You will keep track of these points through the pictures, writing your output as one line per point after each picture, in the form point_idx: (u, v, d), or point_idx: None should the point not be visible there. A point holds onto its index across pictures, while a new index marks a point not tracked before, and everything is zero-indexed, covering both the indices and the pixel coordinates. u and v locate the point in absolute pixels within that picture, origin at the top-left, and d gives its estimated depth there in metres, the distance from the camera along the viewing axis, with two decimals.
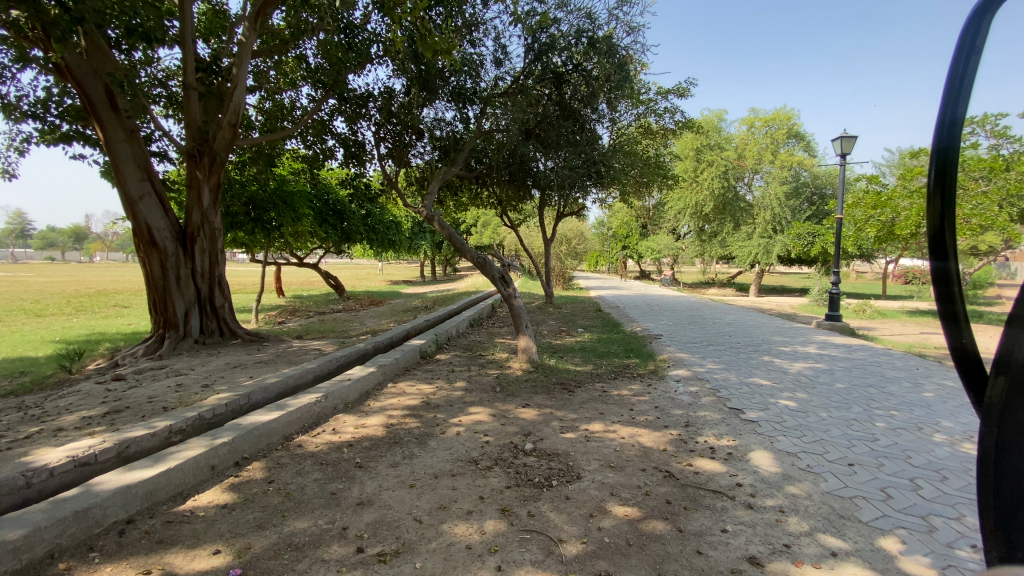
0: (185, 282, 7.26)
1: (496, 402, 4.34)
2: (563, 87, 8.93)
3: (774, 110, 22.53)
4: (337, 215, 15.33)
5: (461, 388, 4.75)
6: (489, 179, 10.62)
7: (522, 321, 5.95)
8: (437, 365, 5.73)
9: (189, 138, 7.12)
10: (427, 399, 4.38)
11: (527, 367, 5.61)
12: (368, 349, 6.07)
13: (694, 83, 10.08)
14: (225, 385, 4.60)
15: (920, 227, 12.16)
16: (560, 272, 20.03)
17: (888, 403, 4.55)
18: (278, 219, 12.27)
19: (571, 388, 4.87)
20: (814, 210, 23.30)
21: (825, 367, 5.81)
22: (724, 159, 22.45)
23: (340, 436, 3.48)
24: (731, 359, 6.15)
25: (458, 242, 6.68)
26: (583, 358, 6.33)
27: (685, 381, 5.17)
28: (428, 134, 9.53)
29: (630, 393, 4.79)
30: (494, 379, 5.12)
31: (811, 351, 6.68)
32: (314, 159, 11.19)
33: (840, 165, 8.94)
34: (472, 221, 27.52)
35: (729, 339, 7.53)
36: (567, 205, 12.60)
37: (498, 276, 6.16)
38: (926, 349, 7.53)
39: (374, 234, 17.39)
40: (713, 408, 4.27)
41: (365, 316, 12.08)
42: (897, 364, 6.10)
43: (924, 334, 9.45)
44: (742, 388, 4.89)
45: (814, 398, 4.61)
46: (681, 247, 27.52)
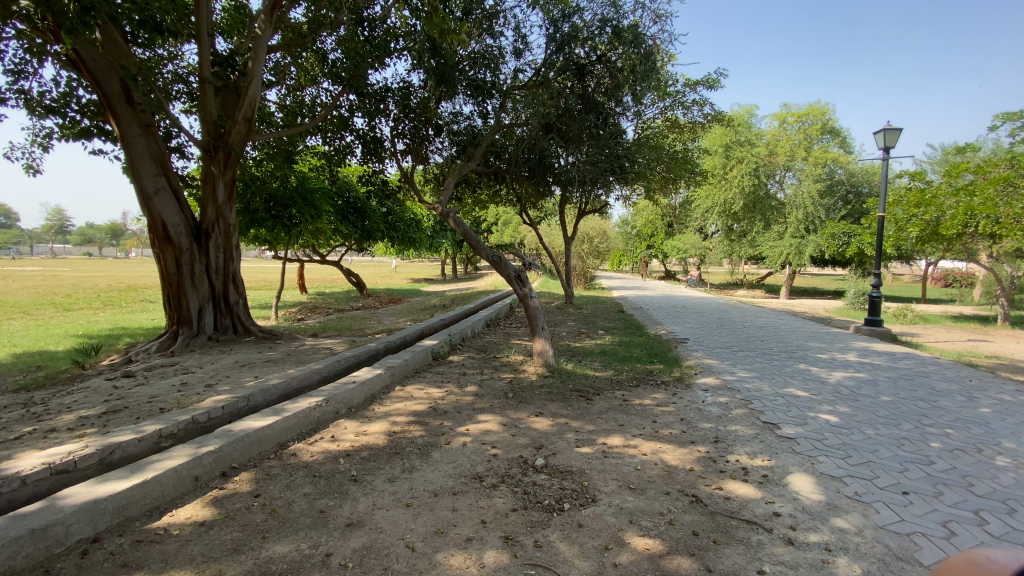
0: (199, 278, 7.19)
1: (508, 409, 4.06)
2: (586, 80, 8.59)
3: (807, 105, 21.61)
4: (357, 213, 15.28)
5: (472, 393, 4.49)
6: (509, 176, 10.34)
7: (538, 323, 5.66)
8: (449, 368, 5.47)
9: (203, 132, 7.05)
10: (435, 404, 4.13)
11: (543, 371, 5.32)
12: (380, 350, 5.87)
13: (725, 74, 9.60)
14: (229, 385, 4.44)
15: (968, 226, 11.41)
16: (582, 271, 19.65)
17: (942, 419, 4.10)
18: (298, 216, 12.24)
19: (589, 395, 4.56)
20: (849, 209, 22.30)
21: (867, 377, 5.35)
22: (754, 155, 21.66)
23: (339, 444, 3.26)
24: (763, 366, 5.73)
25: (473, 240, 6.42)
26: (602, 362, 6.00)
27: (713, 390, 4.80)
28: (446, 129, 9.30)
29: (653, 402, 4.45)
30: (508, 384, 4.84)
31: (850, 359, 6.20)
32: (333, 156, 11.10)
33: (883, 159, 8.37)
34: (494, 219, 27.28)
35: (761, 345, 7.10)
36: (589, 203, 12.25)
37: (514, 275, 5.87)
38: (978, 358, 6.94)
39: (395, 232, 17.31)
40: (745, 422, 3.90)
41: (383, 314, 11.97)
42: (948, 375, 5.59)
43: (973, 342, 8.78)
44: (776, 400, 4.49)
45: (858, 413, 4.20)
46: (708, 247, 26.78)
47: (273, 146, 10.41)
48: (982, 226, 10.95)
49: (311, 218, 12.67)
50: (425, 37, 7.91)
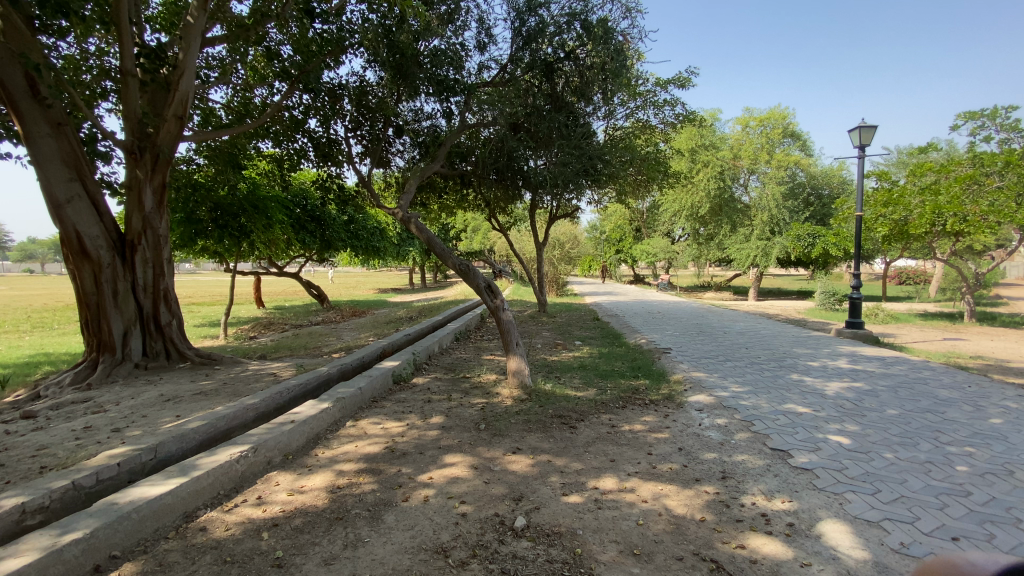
0: (123, 297, 6.32)
1: (479, 447, 3.45)
2: (556, 79, 8.10)
3: (768, 109, 21.82)
4: (315, 222, 14.39)
5: (437, 426, 3.87)
6: (476, 180, 9.75)
7: (512, 338, 5.07)
8: (411, 393, 4.83)
9: (128, 131, 6.23)
10: (392, 444, 3.49)
11: (518, 394, 4.72)
12: (333, 374, 5.17)
13: (696, 72, 9.29)
14: (141, 431, 3.68)
15: (935, 224, 11.43)
16: (554, 278, 19.21)
17: (961, 436, 3.69)
18: (249, 226, 11.34)
19: (572, 422, 3.98)
20: (812, 210, 22.63)
21: (866, 388, 4.96)
22: (720, 159, 21.76)
23: (265, 510, 2.59)
24: (755, 379, 5.29)
25: (438, 248, 5.79)
26: (583, 379, 5.44)
27: (708, 410, 4.30)
28: (406, 130, 8.67)
29: (645, 427, 3.92)
30: (479, 412, 4.23)
31: (842, 367, 5.85)
32: (284, 159, 10.26)
33: (859, 157, 8.15)
34: (462, 226, 26.65)
35: (748, 353, 6.72)
36: (560, 208, 11.76)
37: (484, 286, 5.27)
38: (964, 359, 6.70)
39: (357, 241, 16.43)
40: (752, 450, 3.40)
41: (344, 329, 11.18)
42: (945, 381, 5.26)
43: (951, 341, 8.64)
44: (779, 419, 4.01)
45: (870, 432, 3.75)
46: (677, 250, 26.77)
47: (216, 148, 9.51)
48: (950, 224, 10.98)
49: (263, 227, 11.77)
50: (380, 29, 7.32)
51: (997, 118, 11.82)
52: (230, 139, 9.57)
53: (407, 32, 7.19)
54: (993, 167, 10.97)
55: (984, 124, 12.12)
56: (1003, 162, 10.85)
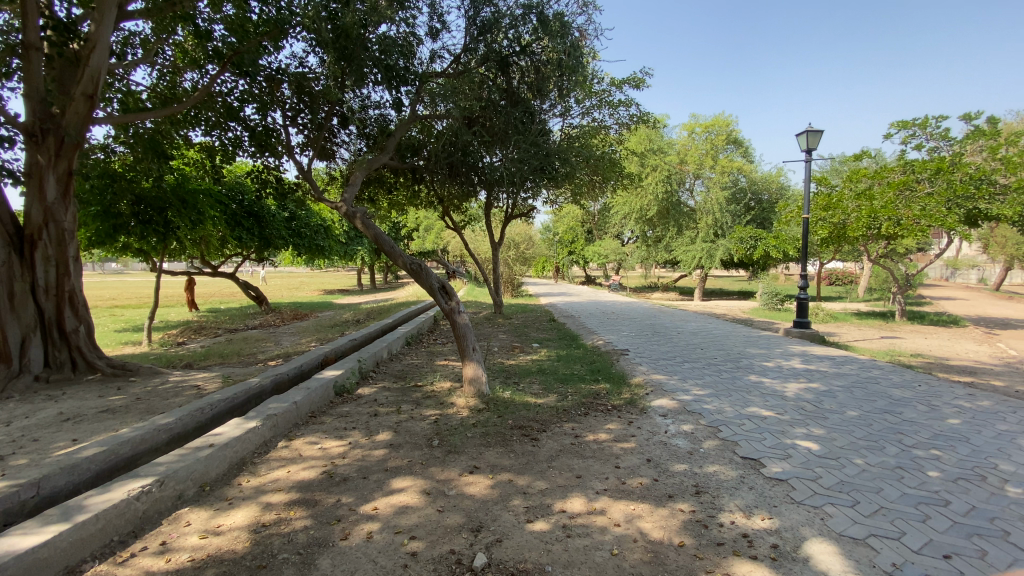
0: (18, 299, 5.45)
1: (431, 467, 3.09)
2: (511, 72, 7.86)
3: (713, 115, 22.40)
4: (253, 218, 13.43)
5: (384, 444, 3.47)
6: (428, 177, 9.30)
7: (467, 343, 4.70)
8: (355, 405, 4.38)
9: (26, 110, 5.35)
10: (330, 469, 3.07)
11: (474, 403, 4.37)
12: (266, 386, 4.63)
13: (651, 73, 9.25)
14: (24, 460, 3.07)
15: (870, 228, 12.00)
16: (508, 278, 18.96)
17: (922, 438, 3.67)
18: (177, 222, 10.38)
19: (533, 434, 3.69)
20: (754, 214, 23.52)
21: (823, 388, 4.95)
22: (668, 163, 22.21)
23: (168, 561, 2.13)
24: (715, 381, 5.19)
25: (386, 246, 5.33)
26: (541, 385, 5.16)
27: (673, 416, 4.11)
28: (353, 121, 8.15)
29: (609, 437, 3.68)
30: (431, 425, 3.85)
31: (797, 367, 5.87)
32: (217, 150, 9.40)
33: (806, 161, 8.34)
34: (413, 225, 25.91)
35: (704, 354, 6.69)
36: (515, 207, 11.49)
37: (437, 286, 4.88)
38: (905, 358, 6.94)
39: (299, 240, 15.53)
40: (722, 460, 3.22)
41: (284, 334, 10.42)
42: (895, 380, 5.35)
43: (889, 340, 9.03)
44: (745, 424, 3.88)
45: (835, 435, 3.67)
46: (627, 252, 27.18)
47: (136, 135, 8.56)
48: (884, 228, 11.53)
49: (193, 223, 10.81)
50: (322, 9, 6.63)
51: (924, 128, 12.54)
52: (154, 126, 8.66)
53: (352, 14, 6.64)
54: (923, 173, 11.75)
55: (912, 134, 12.85)
56: (932, 169, 11.59)
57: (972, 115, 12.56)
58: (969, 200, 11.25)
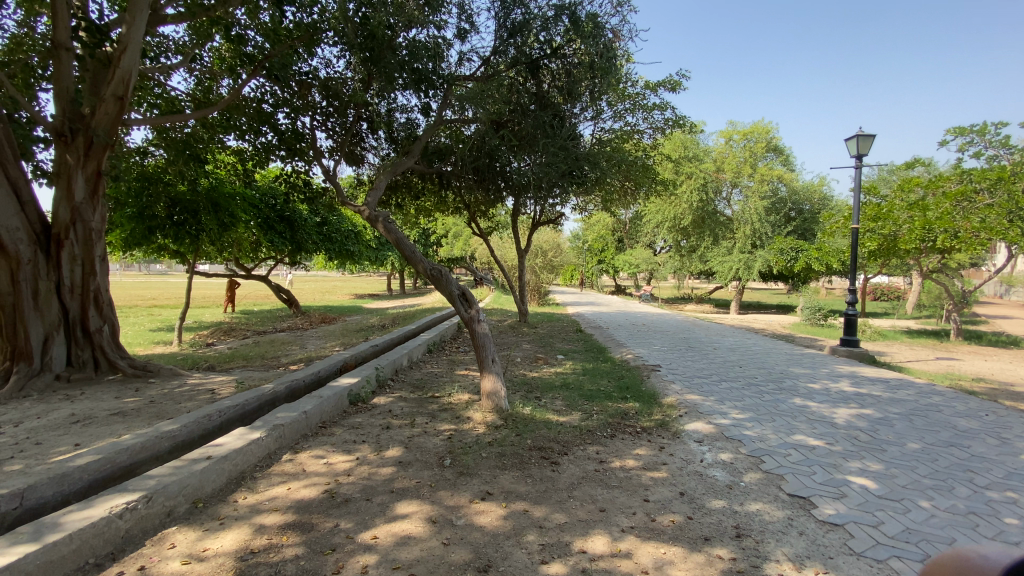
0: (44, 298, 5.53)
1: (441, 492, 2.84)
2: (541, 75, 7.67)
3: (752, 122, 21.59)
4: (284, 222, 13.59)
5: (393, 462, 3.24)
6: (455, 182, 9.13)
7: (487, 354, 4.45)
8: (368, 416, 4.19)
9: (58, 110, 5.55)
10: (333, 488, 2.86)
11: (491, 419, 4.11)
12: (279, 393, 4.50)
13: (688, 76, 8.86)
14: (22, 465, 2.98)
15: (924, 241, 11.19)
16: (536, 286, 18.68)
17: (999, 477, 3.19)
18: (210, 225, 10.55)
19: (553, 457, 3.39)
20: (794, 225, 22.53)
21: (877, 416, 4.46)
22: (703, 171, 21.53)
23: None
24: (755, 403, 4.77)
25: (407, 250, 5.14)
26: (565, 401, 4.86)
27: (708, 442, 3.75)
28: (382, 127, 8.12)
29: (637, 464, 3.36)
30: (445, 442, 3.61)
31: (846, 390, 5.38)
32: (248, 154, 9.49)
33: (856, 166, 7.80)
34: (443, 231, 25.93)
35: (743, 372, 6.25)
36: (543, 214, 11.23)
37: (457, 293, 4.67)
38: (968, 382, 6.30)
39: (330, 244, 15.67)
40: (766, 497, 2.85)
41: (310, 337, 10.43)
42: (960, 408, 4.80)
43: (947, 362, 8.30)
44: (791, 454, 3.48)
45: (896, 472, 3.23)
46: (659, 262, 26.50)
47: (173, 139, 8.71)
48: (940, 241, 10.73)
49: (226, 227, 10.98)
50: (351, 12, 6.55)
51: (984, 135, 11.69)
52: (189, 131, 8.81)
53: (379, 16, 6.52)
54: (982, 183, 10.91)
55: (970, 141, 12.01)
56: (993, 178, 10.75)
57: None
58: None
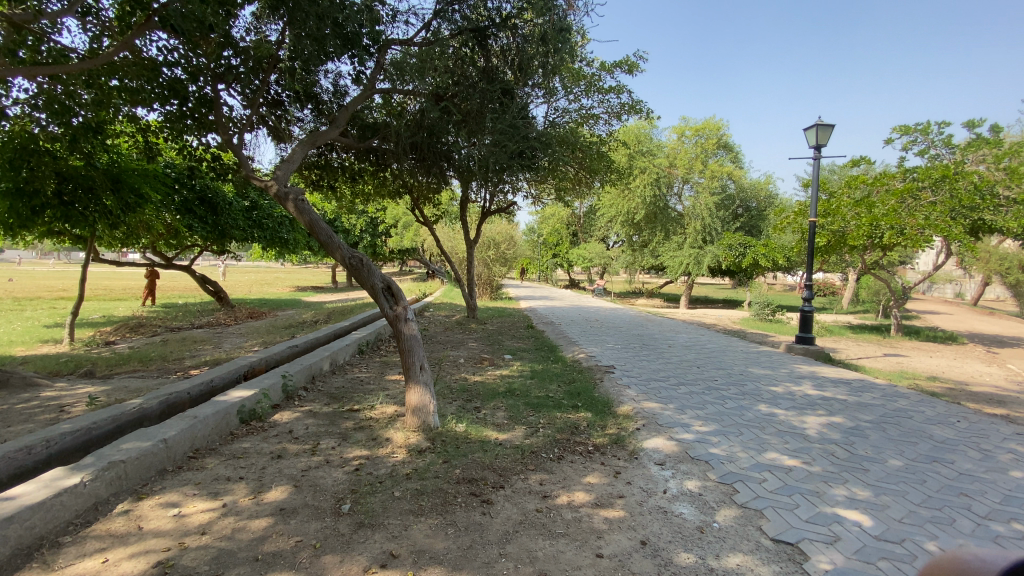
0: None
1: (325, 557, 2.09)
2: (488, 45, 6.88)
3: (703, 119, 21.53)
4: (205, 205, 12.24)
5: (271, 511, 2.46)
6: (392, 163, 8.23)
7: (414, 360, 3.70)
8: (259, 441, 3.37)
9: None
10: (171, 558, 2.06)
11: (415, 441, 3.38)
12: (149, 409, 3.59)
13: (645, 57, 8.31)
14: None
15: (871, 237, 11.24)
16: (487, 279, 18.00)
17: (998, 502, 2.77)
18: (111, 206, 9.03)
19: (484, 494, 2.70)
20: (742, 222, 22.83)
21: (848, 425, 4.04)
22: (655, 166, 21.40)
23: None
24: (719, 412, 4.26)
25: (322, 235, 4.24)
26: (508, 413, 4.18)
27: (671, 464, 3.18)
28: (308, 95, 7.16)
29: (589, 498, 2.72)
30: (349, 477, 2.85)
31: (810, 394, 5.00)
32: (152, 127, 8.08)
33: (816, 157, 7.52)
34: (392, 221, 24.70)
35: (700, 373, 5.83)
36: (493, 204, 10.47)
37: (380, 287, 3.85)
38: (924, 382, 6.10)
39: (260, 231, 14.27)
40: (745, 546, 2.28)
41: (229, 335, 9.28)
42: (931, 413, 4.48)
43: (898, 359, 8.22)
44: (767, 480, 2.94)
45: (887, 500, 2.75)
46: (612, 256, 26.41)
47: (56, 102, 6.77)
48: (887, 237, 10.78)
49: (129, 208, 9.52)
50: None
51: (927, 134, 11.86)
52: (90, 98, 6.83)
53: None
54: (927, 181, 11.04)
55: (914, 139, 12.16)
56: (937, 176, 10.87)
57: (976, 122, 11.89)
58: (975, 210, 10.55)
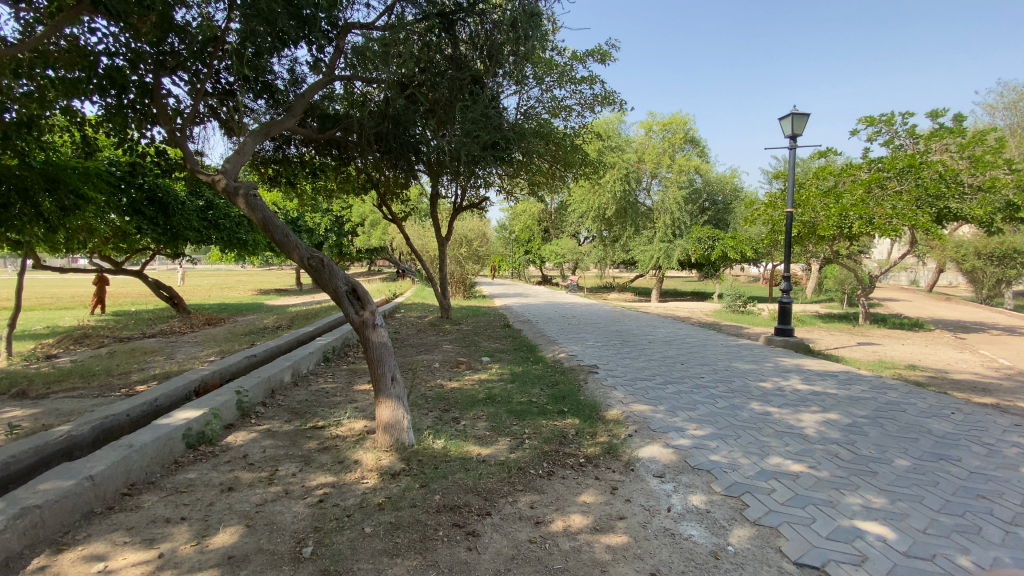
0: None
1: None
2: (455, 32, 6.53)
3: (670, 113, 21.55)
4: (155, 205, 11.44)
5: (217, 562, 2.06)
6: (357, 157, 7.76)
7: (384, 371, 3.33)
8: (208, 471, 2.94)
9: None
10: None
11: (388, 463, 3.01)
12: (79, 437, 3.11)
13: (618, 45, 8.05)
14: None
15: (841, 227, 11.34)
16: (459, 277, 17.61)
17: (1017, 504, 2.61)
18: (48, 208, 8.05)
19: (470, 525, 2.37)
20: (711, 215, 23.05)
21: (846, 422, 3.87)
22: (625, 160, 21.35)
23: None
24: (712, 413, 4.04)
25: (277, 234, 3.81)
26: (489, 423, 3.85)
27: (671, 476, 2.92)
28: (260, 81, 6.64)
29: (587, 522, 2.43)
30: (312, 511, 2.47)
31: (800, 389, 4.85)
32: (91, 121, 7.34)
33: (791, 146, 7.44)
34: (358, 220, 23.91)
35: (686, 371, 5.62)
36: (464, 199, 10.07)
37: (345, 290, 3.46)
38: (907, 371, 6.06)
39: (217, 233, 13.49)
40: (768, 573, 2.02)
41: (183, 344, 8.64)
42: (924, 405, 4.37)
43: (874, 348, 8.25)
44: (776, 491, 2.70)
45: (905, 508, 2.56)
46: (583, 252, 26.32)
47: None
48: (856, 227, 10.90)
49: (67, 210, 8.62)
50: None
51: (890, 125, 12.05)
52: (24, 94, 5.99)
53: None
54: (893, 171, 11.18)
55: (879, 130, 12.35)
56: (902, 166, 11.01)
57: (937, 113, 12.14)
58: (940, 198, 10.75)
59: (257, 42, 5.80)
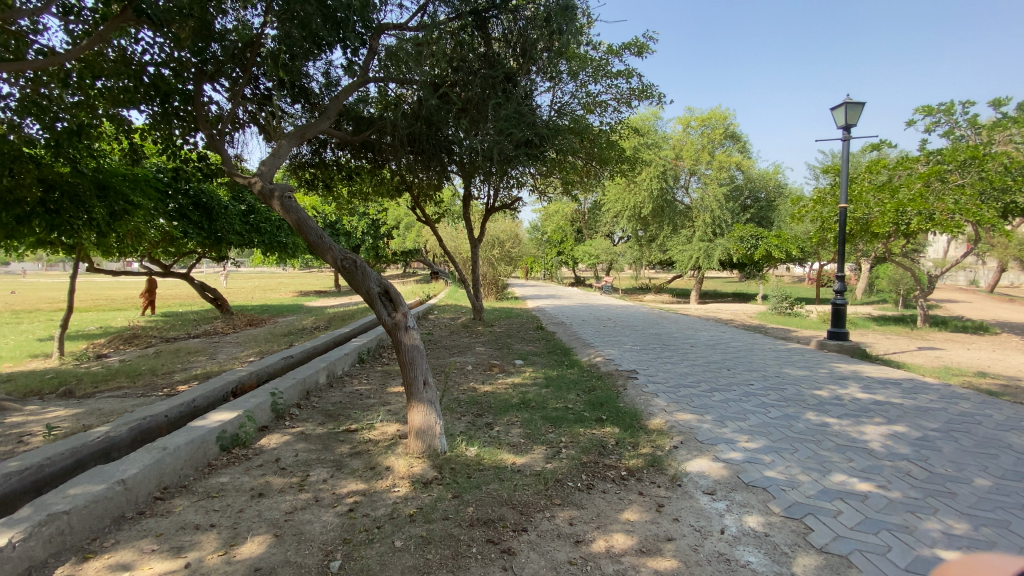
0: None
1: None
2: (488, 30, 6.44)
3: (709, 108, 20.87)
4: (200, 210, 11.81)
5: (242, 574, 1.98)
6: (391, 159, 7.77)
7: (416, 375, 3.22)
8: (240, 475, 2.90)
9: None
10: None
11: (420, 471, 2.90)
12: (119, 438, 3.13)
13: (655, 37, 7.77)
14: None
15: (897, 224, 10.64)
16: (493, 279, 17.52)
17: None
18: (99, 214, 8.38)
19: (505, 542, 2.22)
20: (752, 213, 22.20)
21: (915, 435, 3.53)
22: (661, 158, 20.80)
23: None
24: (763, 423, 3.76)
25: (311, 235, 3.77)
26: (524, 430, 3.70)
27: (723, 493, 2.69)
28: (296, 85, 6.72)
29: (631, 543, 2.24)
30: (341, 521, 2.37)
31: (860, 397, 4.49)
32: (139, 130, 7.60)
33: (845, 138, 6.99)
34: (393, 222, 24.17)
35: (732, 377, 5.32)
36: (498, 200, 9.96)
37: (377, 291, 3.37)
38: (978, 379, 5.56)
39: (258, 236, 13.85)
40: None
41: (225, 344, 8.84)
42: (1003, 417, 3.96)
43: (938, 353, 7.66)
44: (843, 513, 2.44)
45: (996, 536, 2.25)
46: (618, 252, 25.82)
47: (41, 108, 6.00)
48: (915, 223, 10.20)
49: (117, 216, 8.97)
50: None
51: (951, 114, 11.25)
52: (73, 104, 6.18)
53: None
54: (955, 162, 10.42)
55: (938, 120, 11.56)
56: (966, 157, 10.24)
57: (1004, 100, 11.27)
58: (1010, 192, 9.94)
59: (293, 47, 5.84)
